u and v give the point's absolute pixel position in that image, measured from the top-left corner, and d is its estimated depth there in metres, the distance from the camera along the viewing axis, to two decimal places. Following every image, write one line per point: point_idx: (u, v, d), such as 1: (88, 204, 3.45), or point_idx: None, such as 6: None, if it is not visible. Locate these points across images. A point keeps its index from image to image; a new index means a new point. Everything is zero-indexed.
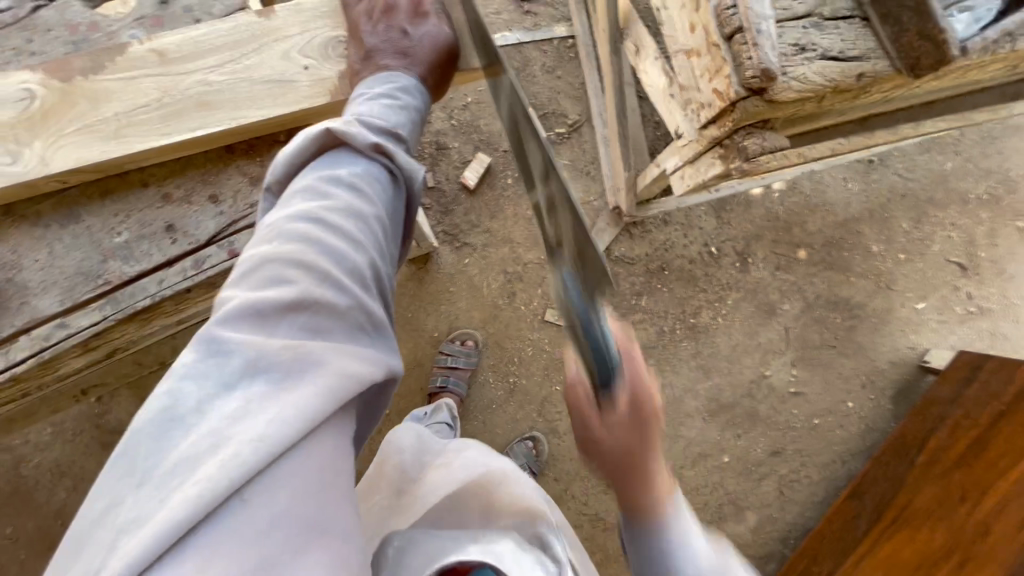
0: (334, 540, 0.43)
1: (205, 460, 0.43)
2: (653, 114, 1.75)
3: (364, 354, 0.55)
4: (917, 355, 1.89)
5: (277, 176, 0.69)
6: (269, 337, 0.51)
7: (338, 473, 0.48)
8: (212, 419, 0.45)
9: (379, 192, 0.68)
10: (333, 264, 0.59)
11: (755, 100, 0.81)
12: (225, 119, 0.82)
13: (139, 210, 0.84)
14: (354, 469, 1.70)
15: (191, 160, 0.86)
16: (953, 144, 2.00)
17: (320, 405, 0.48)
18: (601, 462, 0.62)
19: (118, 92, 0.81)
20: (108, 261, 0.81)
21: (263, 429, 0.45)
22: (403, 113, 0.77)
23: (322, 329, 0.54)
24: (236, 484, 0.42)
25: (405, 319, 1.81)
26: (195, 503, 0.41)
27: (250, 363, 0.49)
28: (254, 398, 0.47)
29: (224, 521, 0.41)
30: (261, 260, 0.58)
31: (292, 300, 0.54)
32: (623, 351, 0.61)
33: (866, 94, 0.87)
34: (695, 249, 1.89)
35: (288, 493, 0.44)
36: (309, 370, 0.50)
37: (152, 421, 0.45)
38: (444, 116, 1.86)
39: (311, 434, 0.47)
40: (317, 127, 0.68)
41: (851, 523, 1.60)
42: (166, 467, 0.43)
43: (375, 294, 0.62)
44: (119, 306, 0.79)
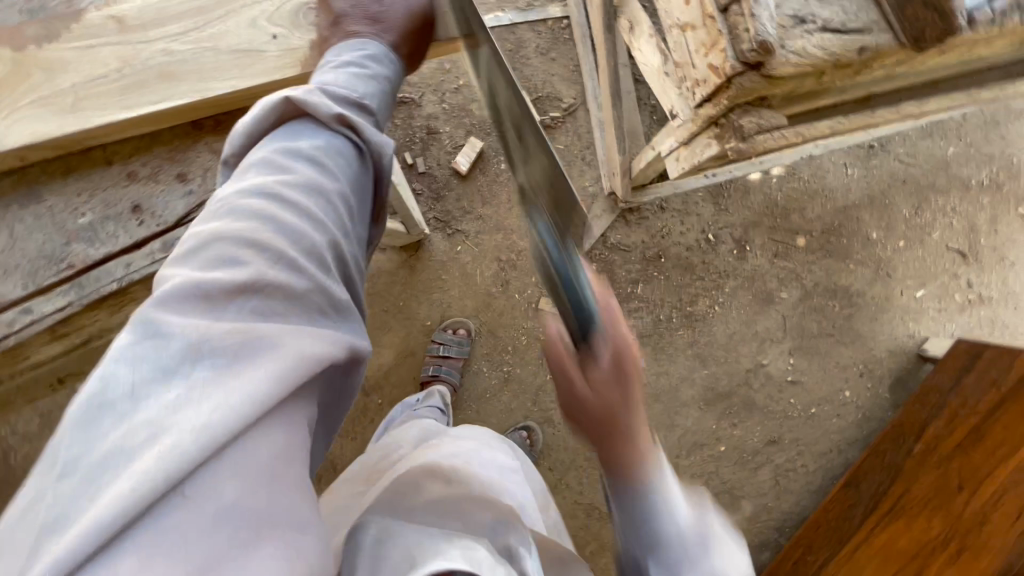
0: (286, 533, 0.42)
1: (141, 453, 0.39)
2: (649, 97, 1.71)
3: (323, 336, 0.53)
4: (916, 343, 1.87)
5: (234, 149, 0.66)
6: (216, 320, 0.48)
7: (292, 460, 0.46)
8: (147, 407, 0.42)
9: (342, 166, 0.65)
10: (289, 244, 0.56)
11: (752, 75, 0.77)
12: (190, 92, 0.79)
13: (103, 190, 0.80)
14: (346, 459, 1.68)
15: (157, 137, 0.82)
16: (956, 129, 1.96)
17: (269, 388, 0.45)
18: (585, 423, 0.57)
19: (74, 62, 0.79)
20: (72, 244, 0.77)
21: (206, 418, 0.41)
22: (372, 83, 0.74)
23: (275, 311, 0.52)
24: (172, 479, 0.39)
25: (397, 307, 1.78)
26: (125, 502, 0.37)
27: (194, 347, 0.46)
28: (195, 383, 0.44)
29: (161, 518, 0.38)
30: (210, 240, 0.55)
31: (242, 281, 0.51)
32: (603, 303, 0.59)
33: (867, 70, 0.84)
34: (691, 236, 1.85)
35: (236, 485, 0.41)
36: (259, 354, 0.47)
37: (83, 412, 0.42)
38: (435, 100, 1.82)
39: (258, 420, 0.44)
40: (275, 96, 0.65)
41: (847, 513, 1.58)
42: (97, 459, 0.40)
43: (336, 276, 0.59)
44: (84, 291, 0.75)
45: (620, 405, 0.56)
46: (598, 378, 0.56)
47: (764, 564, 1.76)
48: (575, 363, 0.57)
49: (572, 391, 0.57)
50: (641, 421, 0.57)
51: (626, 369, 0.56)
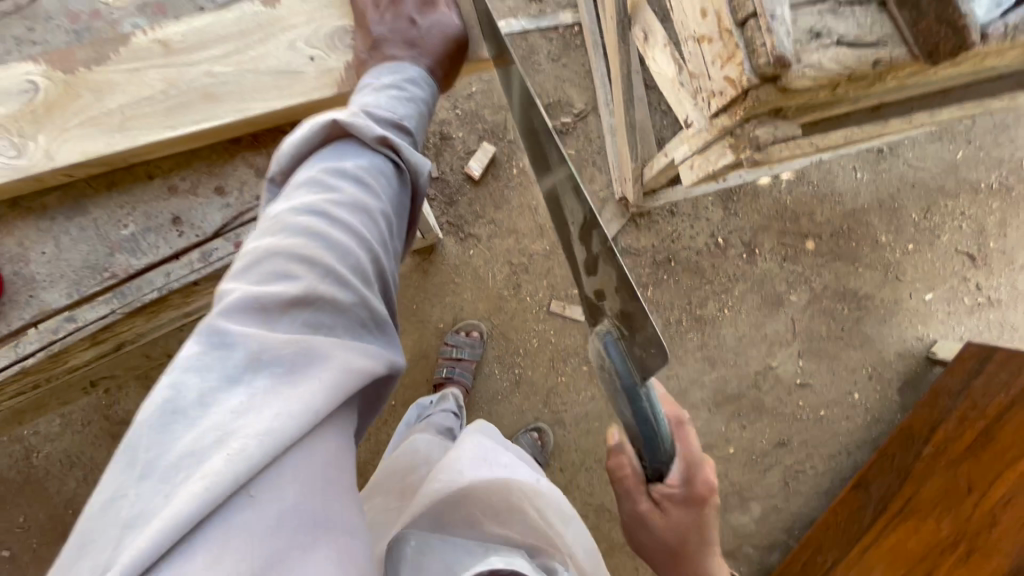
0: (337, 534, 0.45)
1: (211, 455, 0.43)
2: (659, 103, 1.73)
3: (367, 352, 0.56)
4: (924, 346, 1.88)
5: (282, 166, 0.68)
6: (273, 333, 0.52)
7: (341, 467, 0.50)
8: (216, 413, 0.45)
9: (384, 187, 0.67)
10: (337, 260, 0.58)
11: (767, 87, 0.80)
12: (231, 112, 0.81)
13: (145, 203, 0.83)
14: (360, 459, 1.72)
15: (197, 152, 0.85)
16: (965, 133, 1.97)
17: (325, 399, 0.49)
18: (665, 546, 0.81)
19: (121, 84, 0.80)
20: (115, 255, 0.81)
21: (270, 423, 0.45)
22: (410, 104, 0.77)
23: (325, 325, 0.55)
24: (242, 479, 0.43)
25: (410, 311, 1.81)
26: (201, 500, 0.41)
27: (253, 357, 0.50)
28: (259, 391, 0.47)
29: (231, 515, 0.42)
30: (262, 252, 0.57)
31: (294, 296, 0.54)
32: (672, 424, 0.78)
33: (880, 82, 0.86)
34: (701, 240, 1.87)
35: (296, 488, 0.45)
36: (314, 366, 0.51)
37: (155, 416, 0.45)
38: (448, 105, 1.84)
39: (315, 429, 0.48)
40: (322, 118, 0.67)
41: (857, 514, 1.60)
42: (171, 460, 0.43)
43: (379, 293, 0.62)
44: (125, 299, 0.79)
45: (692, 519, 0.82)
46: (674, 503, 0.81)
47: (773, 564, 1.78)
48: (661, 497, 0.81)
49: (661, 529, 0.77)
50: (698, 527, 0.85)
51: (689, 476, 0.83)
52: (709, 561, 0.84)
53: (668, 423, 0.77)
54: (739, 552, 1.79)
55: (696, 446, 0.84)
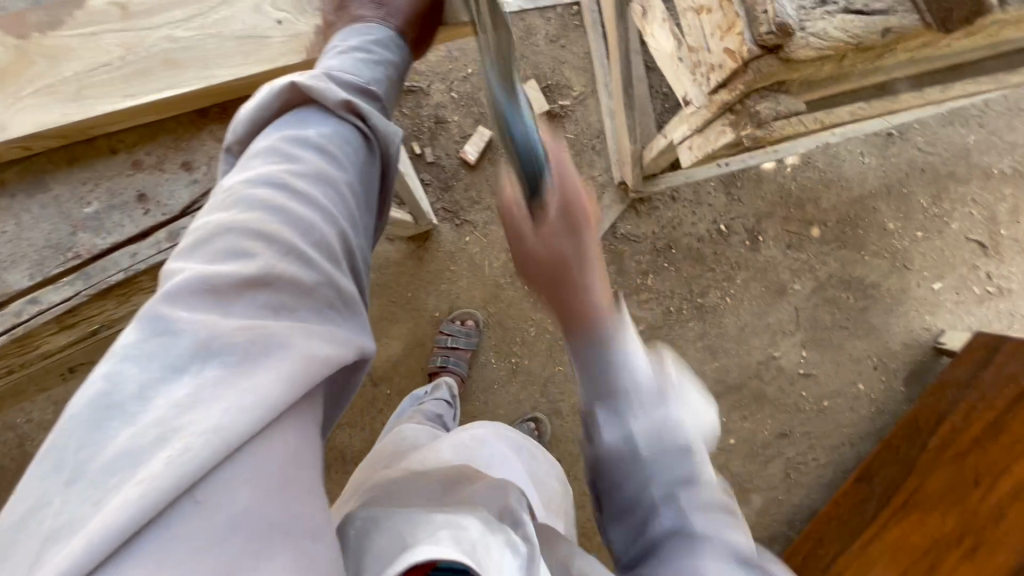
0: (300, 538, 0.40)
1: (150, 455, 0.40)
2: (660, 85, 1.68)
3: (332, 333, 0.52)
4: (932, 336, 1.83)
5: (237, 136, 0.65)
6: (224, 315, 0.48)
7: (303, 464, 0.45)
8: (156, 407, 0.42)
9: (349, 156, 0.64)
10: (298, 236, 0.55)
11: (769, 59, 0.75)
12: (193, 80, 0.79)
13: (108, 179, 0.80)
14: (354, 448, 1.69)
15: (161, 126, 0.81)
16: (978, 116, 1.90)
17: (282, 388, 0.45)
18: (534, 272, 0.65)
19: (78, 50, 0.79)
20: (78, 233, 0.77)
21: (217, 419, 0.42)
22: (378, 67, 0.73)
23: (282, 306, 0.51)
24: (187, 481, 0.39)
25: (405, 298, 1.77)
26: (139, 505, 0.37)
27: (201, 346, 0.46)
28: (206, 383, 0.44)
29: (173, 523, 0.38)
30: (215, 234, 0.54)
31: (249, 276, 0.51)
32: (554, 152, 0.67)
33: (890, 54, 0.81)
34: (703, 227, 1.83)
35: (249, 490, 0.41)
36: (269, 353, 0.47)
37: (89, 412, 0.42)
38: (443, 88, 1.79)
39: (273, 422, 0.44)
40: (281, 81, 0.65)
41: (858, 507, 1.56)
42: (104, 461, 0.40)
43: (346, 269, 0.59)
44: (92, 281, 0.75)
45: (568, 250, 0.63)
46: (546, 226, 0.64)
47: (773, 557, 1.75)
48: (527, 216, 0.66)
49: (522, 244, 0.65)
50: (596, 279, 0.64)
51: (573, 215, 0.63)
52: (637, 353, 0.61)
53: (551, 151, 0.67)
54: None
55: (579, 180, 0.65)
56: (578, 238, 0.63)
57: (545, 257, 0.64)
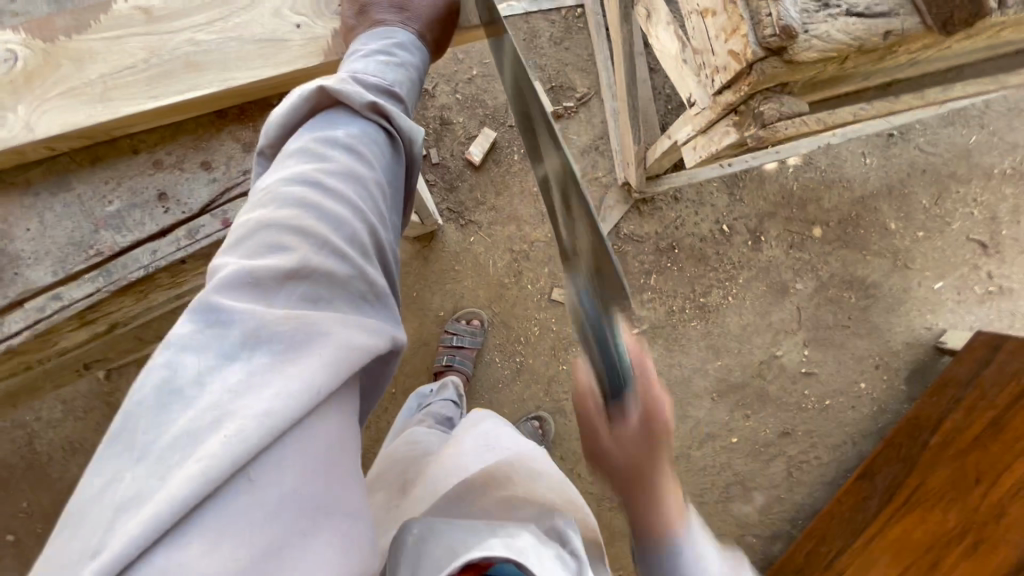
0: (339, 521, 0.43)
1: (208, 437, 0.40)
2: (663, 87, 1.70)
3: (368, 325, 0.53)
4: (933, 335, 1.84)
5: (270, 140, 0.66)
6: (269, 307, 0.49)
7: (345, 450, 0.47)
8: (211, 393, 0.43)
9: (378, 156, 0.65)
10: (332, 232, 0.56)
11: (773, 61, 0.76)
12: (213, 83, 0.80)
13: (130, 178, 0.81)
14: (360, 446, 1.71)
15: (183, 127, 0.83)
16: (978, 117, 1.92)
17: (326, 378, 0.46)
18: (605, 459, 0.67)
19: (102, 53, 0.80)
20: (100, 231, 0.79)
21: (269, 405, 0.43)
22: (400, 70, 0.74)
23: (324, 299, 0.53)
24: (240, 462, 0.40)
25: (410, 298, 1.79)
26: (197, 484, 0.38)
27: (251, 336, 0.47)
28: (255, 370, 0.45)
29: (230, 501, 0.39)
30: (256, 227, 0.55)
31: (290, 269, 0.52)
32: (636, 361, 0.65)
33: (891, 56, 0.82)
34: (706, 227, 1.84)
35: (297, 471, 0.43)
36: (314, 344, 0.48)
37: (150, 396, 0.43)
38: (448, 90, 1.81)
39: (316, 409, 0.46)
40: (311, 84, 0.66)
41: (861, 505, 1.56)
42: (166, 442, 0.41)
43: (378, 265, 0.60)
44: (112, 277, 0.76)
45: (642, 456, 0.64)
46: (623, 432, 0.65)
47: (777, 555, 1.76)
48: (604, 417, 0.67)
49: (599, 440, 0.67)
50: (665, 470, 0.65)
51: (651, 427, 0.64)
52: (703, 545, 0.64)
53: (634, 360, 0.65)
54: (741, 542, 1.78)
55: (653, 372, 0.65)
56: (656, 453, 0.64)
57: (621, 466, 0.65)
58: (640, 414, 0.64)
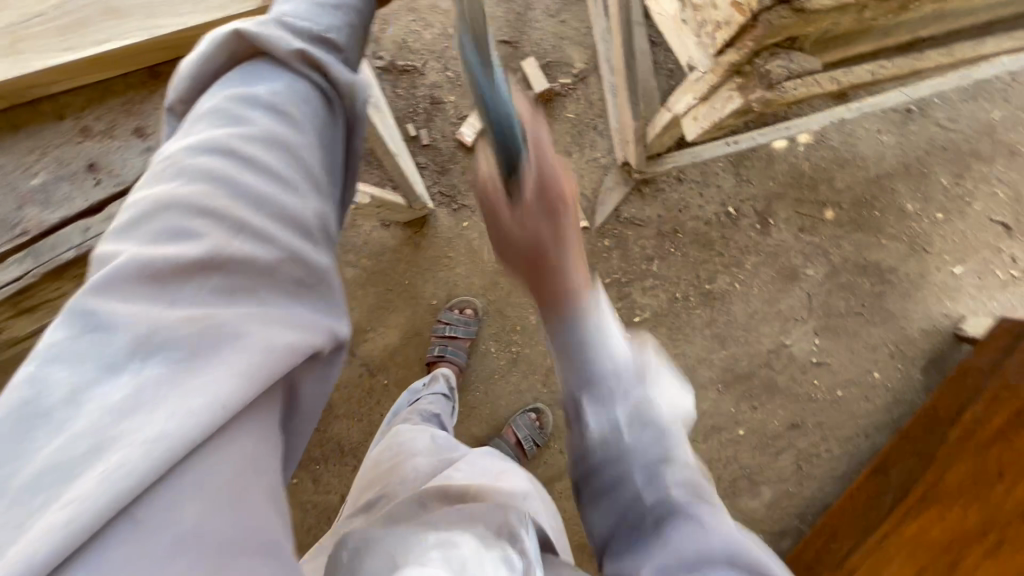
0: (258, 558, 0.36)
1: (82, 470, 0.34)
2: (665, 61, 1.60)
3: (295, 320, 0.46)
4: (952, 323, 1.74)
5: (180, 94, 0.58)
6: (167, 307, 0.42)
7: (262, 472, 0.40)
8: (88, 415, 0.36)
9: (309, 116, 0.57)
10: (251, 210, 0.48)
11: (781, 11, 0.66)
12: (138, 31, 0.74)
13: (56, 147, 0.74)
14: (351, 440, 1.65)
15: (109, 87, 0.76)
16: (1003, 91, 1.80)
17: (234, 389, 0.39)
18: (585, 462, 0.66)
19: (11, 1, 0.74)
20: (26, 208, 0.71)
21: (162, 427, 0.36)
22: (337, 12, 0.65)
23: (240, 288, 0.45)
24: (121, 502, 0.33)
25: (401, 286, 1.72)
26: (66, 532, 0.32)
27: (142, 340, 0.39)
28: (143, 383, 0.37)
29: (109, 548, 0.32)
30: (156, 210, 0.47)
31: (195, 259, 0.44)
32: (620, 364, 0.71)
33: (916, 4, 0.72)
34: (711, 210, 1.75)
35: (195, 506, 0.35)
36: (222, 348, 0.40)
37: (14, 421, 0.36)
38: (438, 68, 1.73)
39: (224, 427, 0.39)
40: (223, 34, 0.57)
41: (876, 498, 1.50)
42: (29, 476, 0.34)
43: (317, 245, 0.52)
44: (40, 259, 0.69)
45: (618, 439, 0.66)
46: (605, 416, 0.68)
47: (784, 551, 1.69)
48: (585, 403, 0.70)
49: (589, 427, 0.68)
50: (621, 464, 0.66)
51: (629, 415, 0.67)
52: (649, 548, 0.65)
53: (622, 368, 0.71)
54: None
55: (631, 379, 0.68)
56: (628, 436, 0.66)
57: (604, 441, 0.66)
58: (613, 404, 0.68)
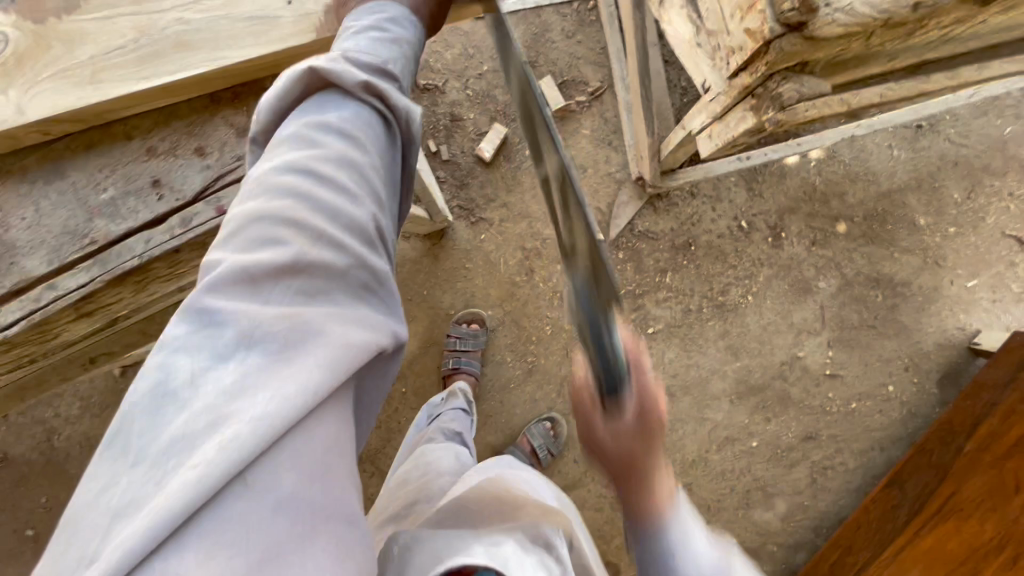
0: (338, 525, 0.41)
1: (203, 441, 0.39)
2: (679, 79, 1.65)
3: (366, 321, 0.51)
4: (966, 336, 1.75)
5: (262, 124, 0.64)
6: (262, 306, 0.47)
7: (343, 453, 0.45)
8: (206, 395, 0.41)
9: (372, 139, 0.62)
10: (327, 221, 0.53)
11: (792, 37, 0.70)
12: (205, 61, 0.79)
13: (123, 164, 0.80)
14: (371, 446, 1.69)
15: (175, 111, 0.82)
16: (1013, 107, 1.83)
17: (324, 378, 0.44)
18: (605, 463, 0.60)
19: (93, 33, 0.79)
20: (94, 220, 0.77)
21: (264, 407, 0.41)
22: (393, 46, 0.71)
23: (320, 290, 0.50)
24: (236, 469, 0.39)
25: (421, 296, 1.77)
26: (194, 489, 0.37)
27: (244, 335, 0.45)
28: (250, 371, 0.43)
29: (227, 505, 0.38)
30: (247, 220, 0.53)
31: (283, 264, 0.49)
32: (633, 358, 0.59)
33: (922, 31, 0.77)
34: (724, 223, 1.79)
35: (292, 475, 0.41)
36: (309, 342, 0.45)
37: (147, 399, 0.42)
38: (458, 86, 1.80)
39: (315, 410, 0.43)
40: (301, 65, 0.63)
41: (891, 513, 1.48)
42: (164, 444, 0.40)
43: (379, 251, 0.57)
44: (107, 267, 0.74)
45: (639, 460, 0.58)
46: (620, 427, 0.58)
47: (800, 564, 1.69)
48: (597, 410, 0.60)
49: (591, 432, 0.61)
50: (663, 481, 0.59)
51: (650, 424, 0.58)
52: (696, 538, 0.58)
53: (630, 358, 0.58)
54: (763, 551, 1.70)
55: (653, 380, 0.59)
56: (652, 444, 0.58)
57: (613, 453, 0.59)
58: (635, 412, 0.58)
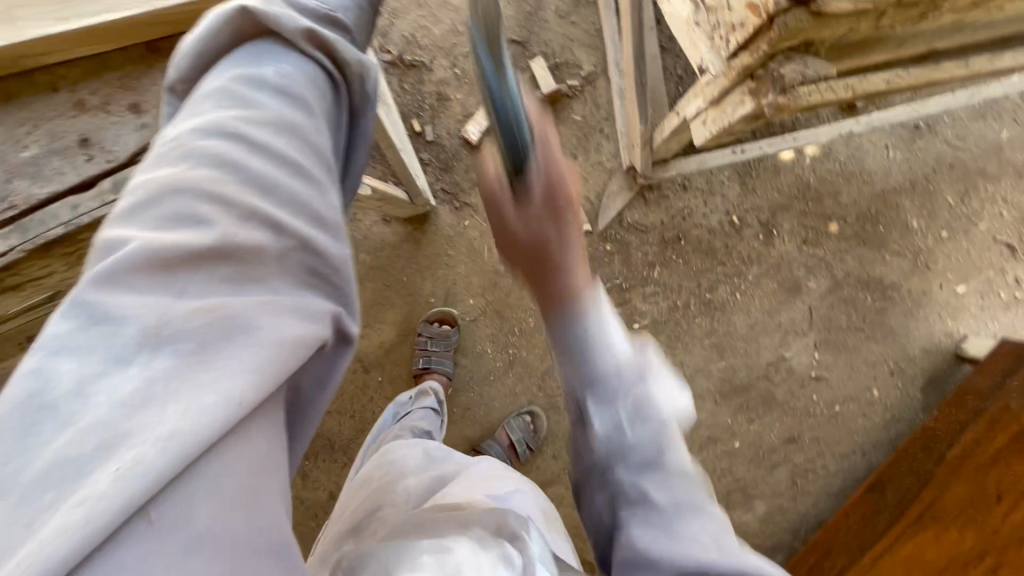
0: (266, 559, 0.37)
1: (92, 468, 0.34)
2: (674, 67, 1.59)
3: (303, 309, 0.46)
4: (953, 342, 1.73)
5: (181, 72, 0.58)
6: (176, 298, 0.42)
7: (271, 473, 0.41)
8: (96, 406, 0.36)
9: (316, 98, 0.57)
10: (262, 198, 0.49)
11: (799, 13, 0.64)
12: (137, 4, 0.73)
13: (49, 120, 0.73)
14: (343, 437, 1.63)
15: (108, 62, 0.75)
16: (1012, 110, 1.80)
17: (248, 385, 0.40)
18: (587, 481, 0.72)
19: None
20: (13, 181, 0.70)
21: (175, 425, 0.36)
22: None
23: (249, 278, 0.46)
24: (139, 500, 0.34)
25: (399, 283, 1.70)
26: (81, 531, 0.32)
27: (151, 332, 0.40)
28: (156, 376, 0.38)
29: (126, 545, 0.33)
30: (165, 195, 0.47)
31: (205, 248, 0.45)
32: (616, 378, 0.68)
33: (936, 13, 0.71)
34: (715, 219, 1.74)
35: (210, 505, 0.36)
36: (232, 341, 0.41)
37: (19, 412, 0.36)
38: (446, 64, 1.72)
39: (237, 426, 0.39)
40: (232, 7, 0.58)
41: (871, 517, 1.45)
42: (39, 472, 0.34)
43: (331, 229, 0.53)
44: (28, 235, 0.67)
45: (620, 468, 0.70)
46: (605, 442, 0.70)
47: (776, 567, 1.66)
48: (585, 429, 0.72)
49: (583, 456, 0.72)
50: None
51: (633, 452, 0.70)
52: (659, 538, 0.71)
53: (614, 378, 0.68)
54: None
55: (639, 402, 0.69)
56: None
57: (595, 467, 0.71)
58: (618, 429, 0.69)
